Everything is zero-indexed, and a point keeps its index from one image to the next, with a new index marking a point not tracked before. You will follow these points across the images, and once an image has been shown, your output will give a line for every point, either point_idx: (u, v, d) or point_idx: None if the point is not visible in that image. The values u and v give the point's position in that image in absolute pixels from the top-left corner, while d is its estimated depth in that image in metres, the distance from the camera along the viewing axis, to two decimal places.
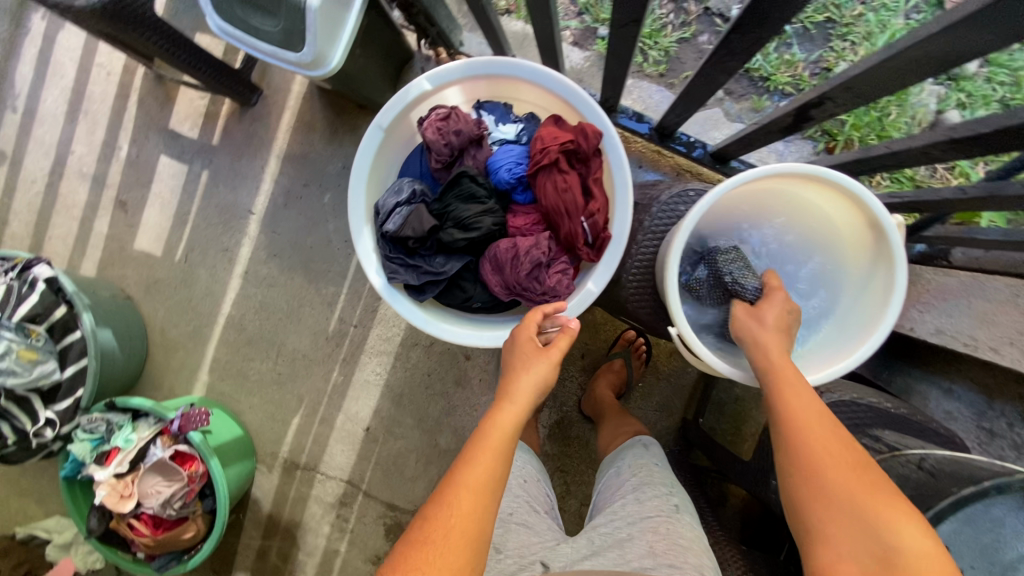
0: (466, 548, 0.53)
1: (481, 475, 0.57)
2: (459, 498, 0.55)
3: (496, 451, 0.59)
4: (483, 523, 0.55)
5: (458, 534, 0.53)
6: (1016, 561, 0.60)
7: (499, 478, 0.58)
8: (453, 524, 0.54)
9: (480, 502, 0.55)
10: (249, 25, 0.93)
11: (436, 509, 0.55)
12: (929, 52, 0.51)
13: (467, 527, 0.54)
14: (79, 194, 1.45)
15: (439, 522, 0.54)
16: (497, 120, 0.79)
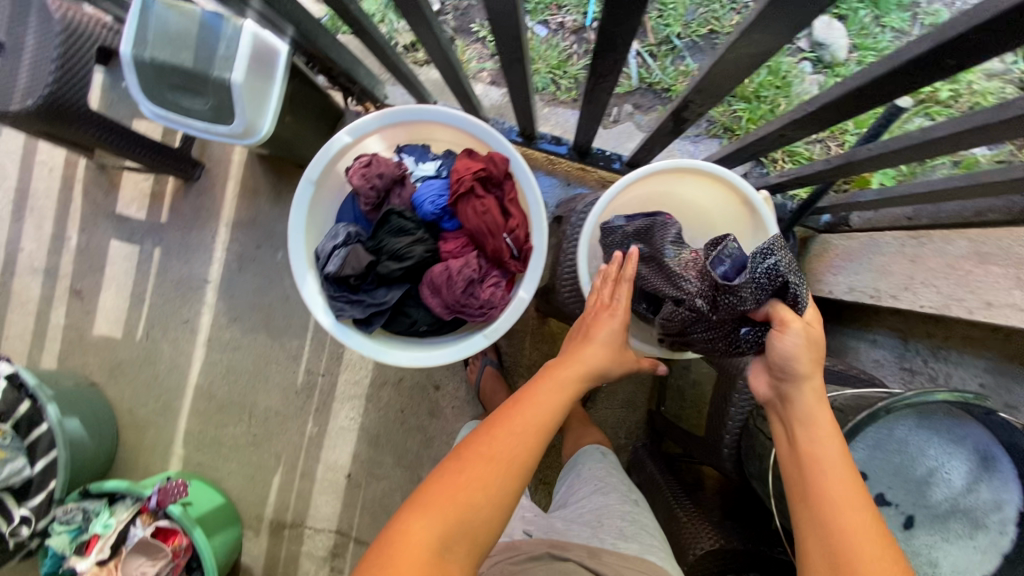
0: (518, 474, 0.62)
1: (548, 414, 0.66)
2: (523, 428, 0.64)
3: (561, 399, 0.67)
4: (537, 454, 0.64)
5: (517, 463, 0.62)
6: (925, 473, 0.69)
7: (559, 423, 0.66)
8: (515, 455, 0.62)
9: (541, 437, 0.64)
10: (181, 106, 1.01)
11: (501, 434, 0.63)
12: (740, 55, 0.57)
13: (524, 458, 0.62)
14: (32, 289, 1.47)
15: (502, 444, 0.62)
16: (417, 159, 0.87)
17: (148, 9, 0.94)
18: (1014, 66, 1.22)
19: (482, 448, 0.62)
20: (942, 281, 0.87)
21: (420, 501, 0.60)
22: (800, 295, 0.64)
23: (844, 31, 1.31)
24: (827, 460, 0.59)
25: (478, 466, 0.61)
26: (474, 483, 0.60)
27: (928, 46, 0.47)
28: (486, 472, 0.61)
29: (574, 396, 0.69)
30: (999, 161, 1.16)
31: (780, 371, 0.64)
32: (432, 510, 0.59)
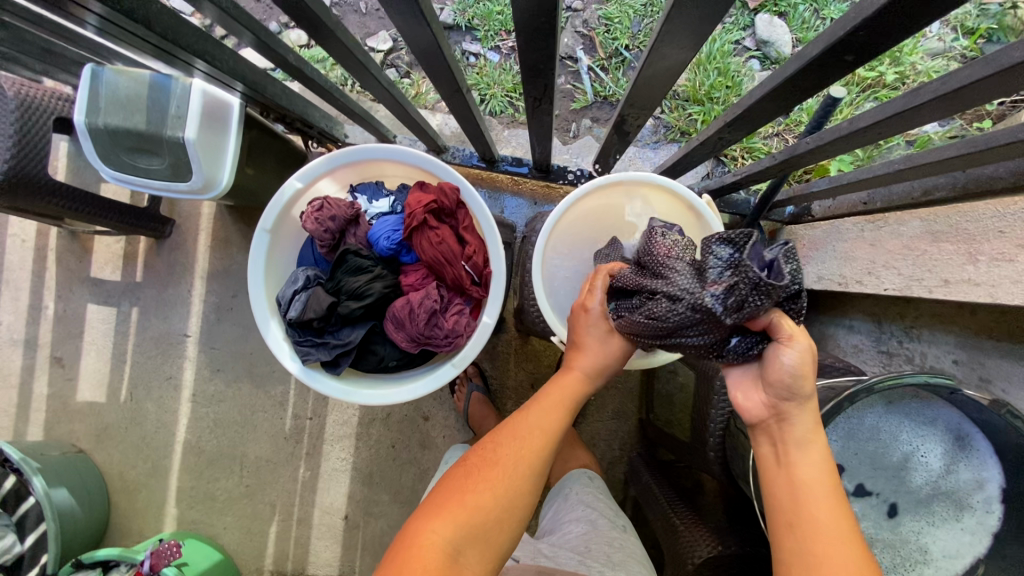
0: (525, 478, 0.63)
1: (553, 416, 0.66)
2: (527, 432, 0.65)
3: (564, 400, 0.68)
4: (544, 459, 0.64)
5: (523, 467, 0.63)
6: (902, 459, 0.68)
7: (564, 428, 0.67)
8: (518, 458, 0.63)
9: (546, 440, 0.65)
10: (138, 167, 1.02)
11: (504, 440, 0.64)
12: (657, 69, 0.59)
13: (530, 463, 0.63)
14: (13, 361, 1.47)
15: (506, 449, 0.63)
16: (370, 198, 0.88)
17: (98, 76, 0.96)
18: (954, 43, 1.24)
19: (487, 456, 0.64)
20: (902, 263, 0.87)
21: (431, 510, 0.60)
22: (805, 308, 0.58)
23: (786, 27, 1.34)
24: (815, 488, 0.57)
25: (484, 470, 0.62)
26: (481, 486, 0.61)
27: (825, 45, 0.49)
28: (494, 476, 0.62)
29: (580, 398, 0.69)
30: (952, 136, 1.17)
31: (784, 392, 0.58)
32: (443, 516, 0.59)
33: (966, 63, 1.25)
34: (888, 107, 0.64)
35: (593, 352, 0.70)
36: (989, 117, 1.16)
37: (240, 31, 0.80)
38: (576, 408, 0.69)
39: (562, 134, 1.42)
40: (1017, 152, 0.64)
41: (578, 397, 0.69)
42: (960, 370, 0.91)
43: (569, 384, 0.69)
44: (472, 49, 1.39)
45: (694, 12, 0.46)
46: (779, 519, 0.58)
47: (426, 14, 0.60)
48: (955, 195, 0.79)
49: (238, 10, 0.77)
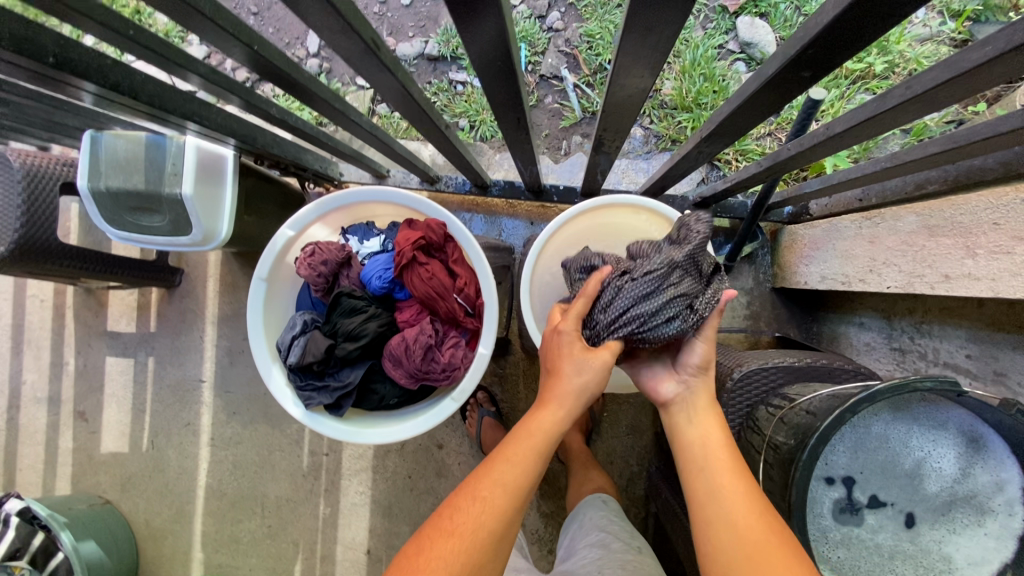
0: (486, 546, 0.59)
1: (516, 477, 0.62)
2: (487, 492, 0.61)
3: (531, 450, 0.64)
4: (506, 520, 0.60)
5: (484, 536, 0.59)
6: (913, 466, 0.66)
7: (530, 482, 0.63)
8: (478, 527, 0.59)
9: (510, 502, 0.61)
10: (141, 226, 1.05)
11: (463, 504, 0.61)
12: (624, 94, 0.61)
13: (490, 530, 0.59)
14: (39, 418, 1.51)
15: (465, 518, 0.59)
16: (361, 239, 0.90)
17: (97, 141, 0.99)
18: (941, 27, 1.22)
19: (446, 523, 0.60)
20: (902, 259, 0.86)
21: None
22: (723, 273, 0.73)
23: (768, 27, 1.33)
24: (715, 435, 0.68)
25: (441, 539, 0.59)
26: (437, 560, 0.57)
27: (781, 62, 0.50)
28: (451, 550, 0.58)
29: (549, 445, 0.65)
30: (948, 121, 1.15)
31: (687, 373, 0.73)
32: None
33: (956, 46, 1.22)
34: (858, 113, 0.65)
35: (570, 397, 0.66)
36: (985, 100, 1.14)
37: (223, 93, 0.84)
38: (546, 456, 0.65)
39: (553, 153, 1.42)
40: (999, 144, 0.63)
41: (547, 441, 0.65)
42: (972, 364, 0.87)
43: (540, 425, 0.65)
44: (458, 78, 1.41)
45: (641, 45, 0.48)
46: (686, 469, 0.67)
47: (393, 65, 0.63)
48: (946, 187, 0.78)
49: (219, 75, 0.80)
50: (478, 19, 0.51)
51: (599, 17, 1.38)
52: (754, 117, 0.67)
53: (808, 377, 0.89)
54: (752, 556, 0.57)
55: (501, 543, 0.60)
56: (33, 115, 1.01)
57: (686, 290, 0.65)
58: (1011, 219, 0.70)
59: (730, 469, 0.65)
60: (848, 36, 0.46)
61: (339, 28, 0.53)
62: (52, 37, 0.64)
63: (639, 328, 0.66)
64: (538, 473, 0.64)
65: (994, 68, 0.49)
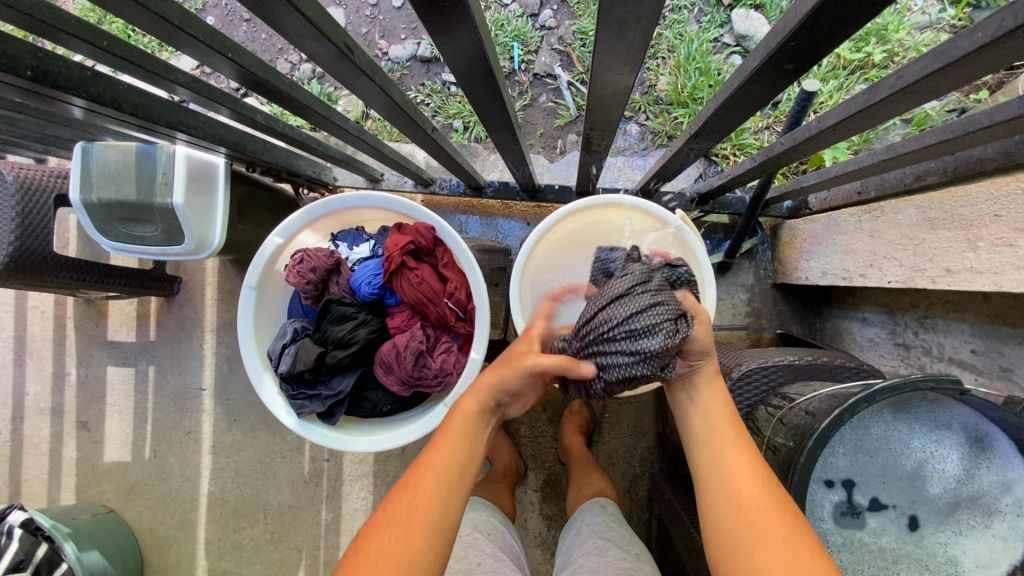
0: (425, 530, 0.58)
1: (447, 460, 0.63)
2: (421, 477, 0.62)
3: (458, 430, 0.65)
4: (445, 504, 0.60)
5: (422, 522, 0.59)
6: (916, 467, 0.64)
7: (462, 465, 0.64)
8: (414, 511, 0.59)
9: (443, 483, 0.62)
10: (133, 235, 1.04)
11: (402, 494, 0.61)
12: (611, 89, 0.59)
13: (428, 515, 0.59)
14: (42, 429, 1.52)
15: (404, 505, 0.60)
16: (351, 244, 0.89)
17: (88, 153, 0.99)
18: (940, 14, 1.19)
19: (388, 513, 0.60)
20: (902, 253, 0.84)
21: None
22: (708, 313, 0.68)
23: (763, 19, 1.30)
24: (723, 411, 0.69)
25: (383, 525, 0.59)
26: (377, 548, 0.57)
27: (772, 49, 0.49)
28: (388, 537, 0.58)
29: (475, 425, 0.67)
30: (950, 110, 1.12)
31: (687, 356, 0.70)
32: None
33: (957, 32, 1.19)
34: (848, 105, 0.63)
35: (492, 381, 0.67)
36: (986, 87, 1.12)
37: (210, 103, 0.83)
38: (475, 440, 0.66)
39: (548, 153, 1.41)
40: (997, 134, 0.62)
41: (470, 419, 0.67)
42: (979, 360, 0.84)
43: (461, 409, 0.68)
44: (451, 79, 1.40)
45: (617, 42, 0.47)
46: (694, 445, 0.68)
47: (371, 68, 0.62)
48: (946, 179, 0.76)
49: (202, 84, 0.80)
50: (453, 23, 0.50)
51: (592, 14, 1.37)
52: (742, 112, 0.65)
53: (808, 377, 0.87)
54: (751, 524, 0.58)
55: (444, 526, 0.60)
56: (25, 129, 1.01)
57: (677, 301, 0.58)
58: (1012, 211, 0.68)
59: (733, 441, 0.65)
60: (830, 26, 0.45)
61: (313, 34, 0.52)
62: (31, 51, 0.63)
63: (611, 335, 0.58)
64: (468, 455, 0.64)
65: (987, 55, 0.47)
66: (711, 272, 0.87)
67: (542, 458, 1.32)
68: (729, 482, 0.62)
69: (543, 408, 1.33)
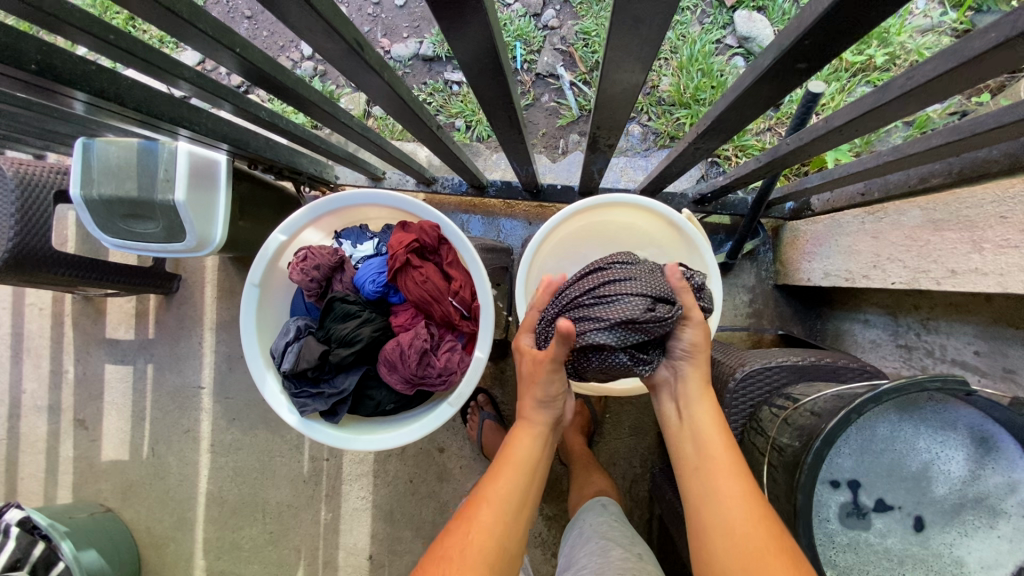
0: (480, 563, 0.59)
1: (503, 492, 0.65)
2: (476, 511, 0.64)
3: (514, 462, 0.68)
4: (499, 539, 0.62)
5: (477, 554, 0.60)
6: (922, 468, 0.64)
7: (516, 498, 0.66)
8: (469, 545, 0.61)
9: (499, 516, 0.64)
10: (135, 232, 1.03)
11: (456, 530, 0.63)
12: (621, 85, 0.59)
13: (483, 547, 0.61)
14: (39, 427, 1.51)
15: (457, 539, 0.62)
16: (354, 242, 0.89)
17: (89, 149, 0.98)
18: (942, 18, 1.20)
19: (441, 549, 0.61)
20: (906, 255, 0.85)
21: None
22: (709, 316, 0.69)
23: (766, 21, 1.31)
24: (717, 435, 0.68)
25: (434, 561, 0.60)
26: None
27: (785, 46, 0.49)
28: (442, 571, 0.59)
29: (531, 459, 0.70)
30: (952, 113, 1.12)
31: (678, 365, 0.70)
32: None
33: (958, 36, 1.20)
34: (856, 106, 0.63)
35: (536, 407, 0.71)
36: (988, 90, 1.12)
37: (213, 99, 0.83)
38: (530, 475, 0.69)
39: (551, 152, 1.41)
40: (1003, 135, 0.62)
41: (527, 451, 0.70)
42: (982, 362, 0.85)
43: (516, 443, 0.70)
44: (453, 78, 1.39)
45: (630, 38, 0.47)
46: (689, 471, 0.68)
47: (379, 65, 0.62)
48: (951, 181, 0.77)
49: (206, 79, 0.79)
50: (465, 19, 0.50)
51: (594, 14, 1.37)
52: (750, 110, 0.65)
53: (812, 377, 0.87)
54: (746, 564, 0.57)
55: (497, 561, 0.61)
56: (25, 124, 1.00)
57: (648, 283, 0.63)
58: (1018, 212, 0.68)
59: (726, 470, 0.65)
60: (845, 24, 0.45)
61: (324, 30, 0.52)
62: (35, 45, 0.63)
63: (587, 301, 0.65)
64: (522, 489, 0.67)
65: (998, 57, 0.47)
66: (717, 272, 0.87)
67: None
68: (723, 515, 0.62)
69: None
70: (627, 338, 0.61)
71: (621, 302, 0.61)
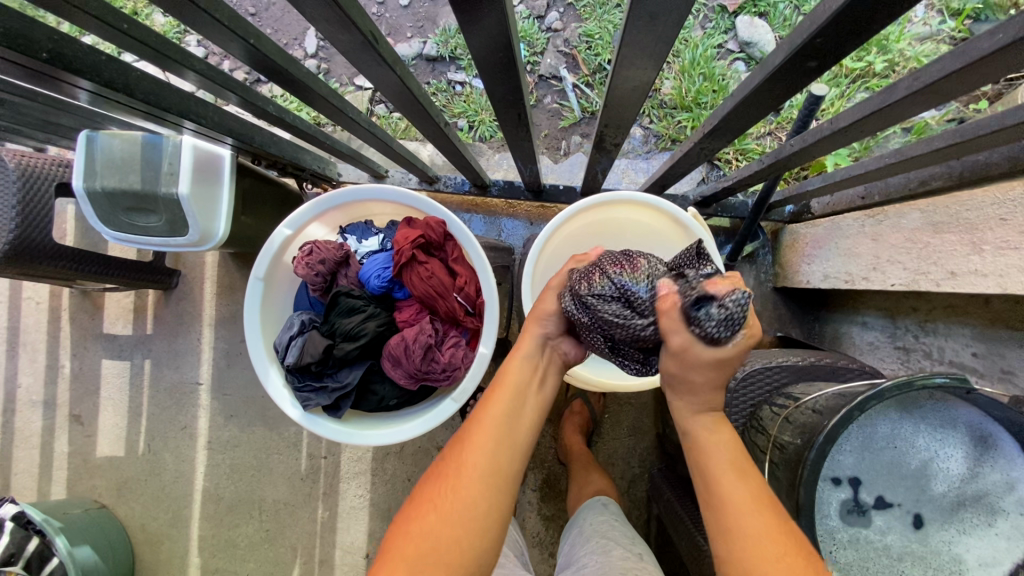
0: (473, 488, 0.56)
1: (497, 412, 0.60)
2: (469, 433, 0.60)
3: (507, 380, 0.62)
4: (496, 457, 0.58)
5: (472, 474, 0.57)
6: (921, 467, 0.65)
7: (512, 417, 0.60)
8: (464, 467, 0.57)
9: (492, 439, 0.59)
10: (136, 225, 1.02)
11: (450, 453, 0.60)
12: (634, 81, 0.60)
13: (478, 466, 0.57)
14: (34, 422, 1.49)
15: (452, 462, 0.59)
16: (360, 237, 0.89)
17: (93, 141, 0.97)
18: (940, 26, 1.22)
19: (437, 474, 0.59)
20: (906, 257, 0.86)
21: (385, 559, 0.56)
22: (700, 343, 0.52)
23: (768, 27, 1.32)
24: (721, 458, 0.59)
25: (430, 485, 0.59)
26: (423, 510, 0.57)
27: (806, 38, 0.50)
28: (438, 495, 0.57)
29: (528, 375, 0.63)
30: (949, 120, 1.14)
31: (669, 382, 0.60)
32: (393, 562, 0.55)
33: (957, 44, 1.22)
34: (862, 107, 0.65)
35: (536, 328, 0.65)
36: (985, 98, 1.13)
37: (222, 91, 0.83)
38: (529, 391, 0.62)
39: (552, 153, 1.41)
40: (1004, 138, 0.63)
41: (522, 366, 0.63)
42: (980, 363, 0.86)
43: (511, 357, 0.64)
44: (457, 78, 1.40)
45: (646, 33, 0.49)
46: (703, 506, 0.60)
47: (392, 58, 0.63)
48: (951, 183, 0.78)
49: (215, 71, 0.80)
50: (480, 10, 0.51)
51: (598, 17, 1.38)
52: (757, 108, 0.66)
53: (811, 377, 0.88)
54: None
55: (495, 485, 0.57)
56: (28, 115, 0.99)
57: (617, 282, 0.57)
58: (1017, 215, 0.69)
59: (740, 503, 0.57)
60: (856, 23, 0.48)
61: (341, 21, 0.53)
62: (46, 32, 0.63)
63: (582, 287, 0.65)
64: (520, 408, 0.61)
65: (1004, 57, 0.49)
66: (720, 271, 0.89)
67: (542, 458, 1.32)
68: (747, 561, 0.54)
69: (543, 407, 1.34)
70: (573, 314, 0.61)
71: (588, 277, 0.60)
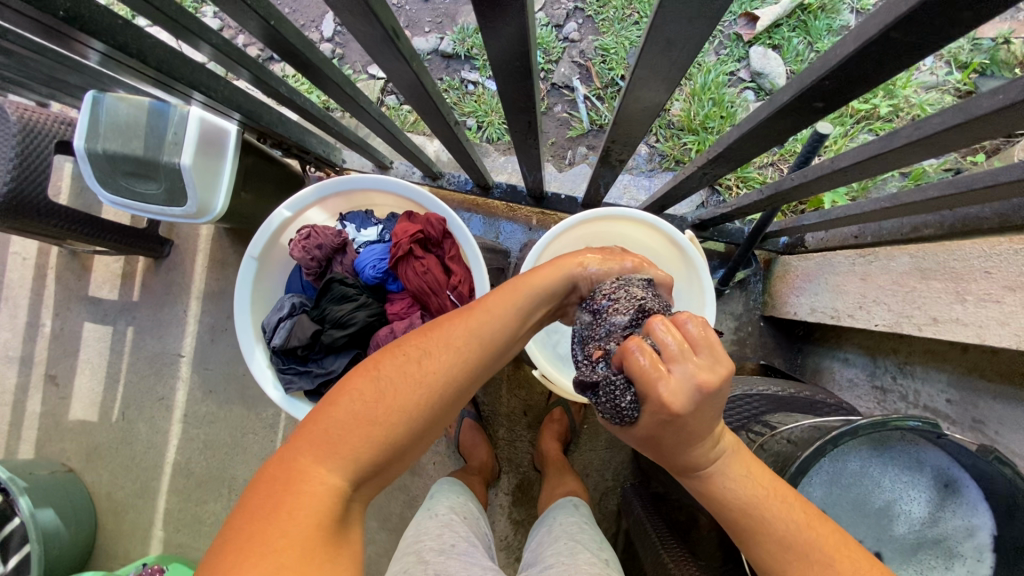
0: (447, 402, 0.52)
1: (493, 336, 0.54)
2: (458, 342, 0.53)
3: (512, 303, 0.56)
4: (476, 378, 0.54)
5: (449, 390, 0.52)
6: (886, 505, 0.67)
7: (504, 346, 0.56)
8: (446, 382, 0.51)
9: (481, 360, 0.54)
10: (135, 191, 1.01)
11: (432, 350, 0.52)
12: (644, 101, 0.62)
13: (459, 382, 0.52)
14: (8, 378, 1.47)
15: (432, 366, 0.51)
16: (358, 226, 0.89)
17: (98, 102, 0.96)
18: (947, 77, 1.24)
19: (409, 368, 0.51)
20: (891, 298, 0.88)
21: (322, 444, 0.49)
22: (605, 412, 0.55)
23: (780, 60, 1.34)
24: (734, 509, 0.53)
25: (395, 378, 0.50)
26: (385, 405, 0.49)
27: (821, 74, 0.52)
28: (409, 397, 0.50)
29: (530, 304, 0.58)
30: (947, 169, 1.16)
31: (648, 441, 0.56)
32: (337, 447, 0.49)
33: (961, 96, 1.24)
34: (863, 150, 0.67)
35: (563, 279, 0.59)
36: (983, 151, 1.16)
37: (235, 67, 0.83)
38: (525, 324, 0.57)
39: (558, 161, 1.42)
40: (995, 194, 0.65)
41: (532, 297, 0.57)
42: (952, 409, 0.88)
43: (529, 287, 0.57)
44: (470, 77, 1.40)
45: (661, 59, 0.51)
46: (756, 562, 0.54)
47: (409, 53, 0.63)
48: (942, 232, 0.80)
49: (231, 47, 0.80)
50: (503, 16, 0.52)
51: (616, 32, 1.39)
52: (761, 140, 0.68)
53: (789, 408, 0.90)
54: None
55: (461, 399, 0.54)
56: (35, 70, 0.99)
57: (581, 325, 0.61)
58: (1001, 268, 0.71)
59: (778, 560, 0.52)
60: (862, 69, 0.50)
61: (364, 12, 0.53)
62: None
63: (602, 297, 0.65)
64: (513, 338, 0.56)
65: (999, 118, 0.51)
66: (710, 297, 0.90)
67: (517, 462, 1.33)
68: None
69: (523, 412, 1.35)
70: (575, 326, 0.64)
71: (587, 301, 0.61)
